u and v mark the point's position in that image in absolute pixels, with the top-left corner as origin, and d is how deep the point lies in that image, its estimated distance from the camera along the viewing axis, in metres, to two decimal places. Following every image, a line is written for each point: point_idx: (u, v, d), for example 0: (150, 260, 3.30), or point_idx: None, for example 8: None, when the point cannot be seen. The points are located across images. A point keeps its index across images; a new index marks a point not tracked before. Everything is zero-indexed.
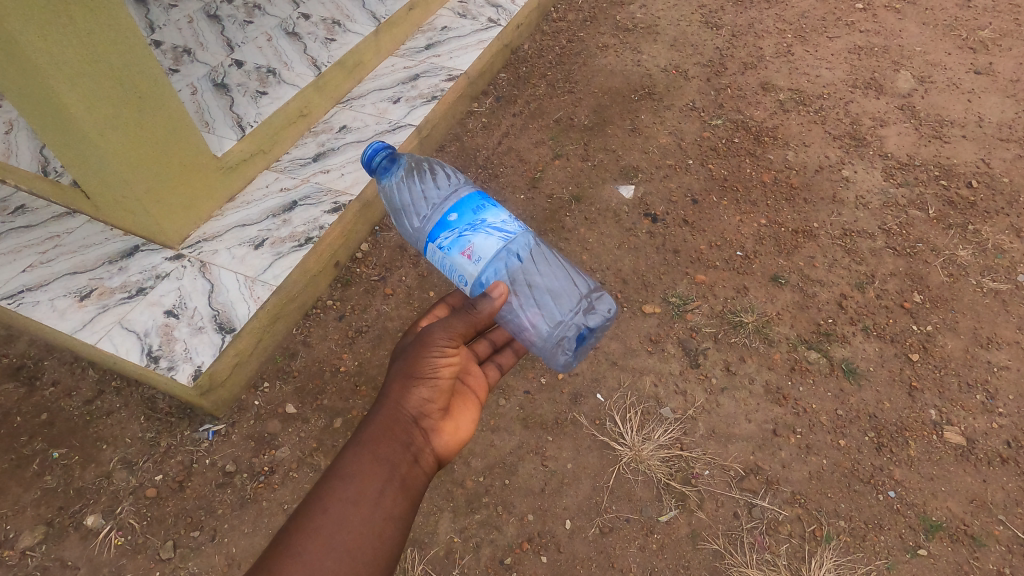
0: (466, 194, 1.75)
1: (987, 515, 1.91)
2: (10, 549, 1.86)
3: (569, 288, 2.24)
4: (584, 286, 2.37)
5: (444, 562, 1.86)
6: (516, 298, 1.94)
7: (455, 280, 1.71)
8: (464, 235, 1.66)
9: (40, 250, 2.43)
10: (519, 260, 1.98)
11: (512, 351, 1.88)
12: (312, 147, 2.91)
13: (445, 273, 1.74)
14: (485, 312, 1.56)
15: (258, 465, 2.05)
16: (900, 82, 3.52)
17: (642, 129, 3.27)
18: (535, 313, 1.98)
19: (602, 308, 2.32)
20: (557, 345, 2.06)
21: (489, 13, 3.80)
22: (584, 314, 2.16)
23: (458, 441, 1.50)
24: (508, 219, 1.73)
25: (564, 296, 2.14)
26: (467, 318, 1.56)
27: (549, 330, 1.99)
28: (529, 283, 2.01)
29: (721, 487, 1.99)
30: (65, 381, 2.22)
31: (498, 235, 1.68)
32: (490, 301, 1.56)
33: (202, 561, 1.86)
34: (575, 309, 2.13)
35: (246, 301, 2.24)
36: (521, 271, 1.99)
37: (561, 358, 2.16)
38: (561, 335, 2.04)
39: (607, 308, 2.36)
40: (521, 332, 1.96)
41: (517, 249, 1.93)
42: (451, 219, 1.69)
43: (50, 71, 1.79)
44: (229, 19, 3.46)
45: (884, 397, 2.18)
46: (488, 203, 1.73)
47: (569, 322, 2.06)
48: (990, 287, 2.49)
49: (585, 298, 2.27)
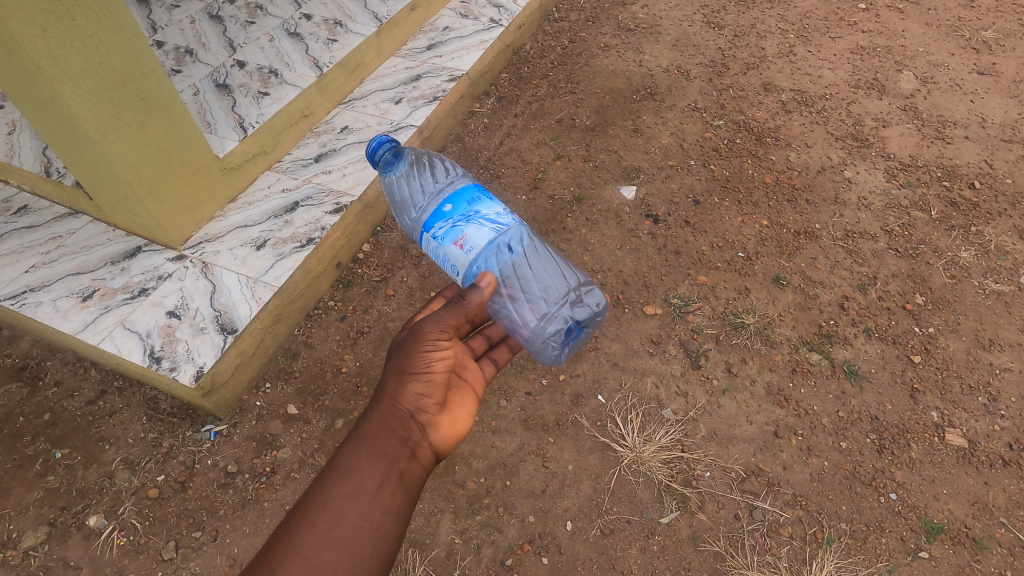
0: (461, 187, 1.76)
1: (989, 518, 1.90)
2: (13, 549, 1.87)
3: (559, 281, 2.13)
4: (574, 279, 2.25)
5: (446, 563, 1.86)
6: (505, 293, 1.93)
7: (449, 271, 1.73)
8: (457, 226, 1.67)
9: (43, 250, 2.44)
10: (511, 254, 1.92)
11: (507, 347, 1.91)
12: (313, 148, 2.91)
13: (440, 264, 1.75)
14: (477, 304, 1.54)
15: (260, 466, 2.05)
16: (903, 83, 3.52)
17: (644, 129, 3.27)
18: (525, 308, 1.96)
19: (590, 301, 2.08)
20: (544, 341, 1.98)
21: (491, 13, 3.80)
22: (572, 307, 2.03)
23: (456, 435, 1.51)
24: (502, 211, 1.74)
25: (553, 289, 2.06)
26: (458, 310, 1.53)
27: (537, 324, 1.95)
28: (519, 276, 1.96)
29: (722, 488, 1.99)
30: (69, 381, 2.23)
31: (491, 226, 1.69)
32: (479, 291, 1.54)
33: (204, 562, 1.86)
34: (562, 302, 2.03)
35: (248, 302, 2.25)
36: (514, 265, 1.96)
37: (550, 353, 2.04)
38: (547, 330, 1.96)
39: (600, 301, 2.10)
40: (513, 329, 1.95)
41: (512, 241, 1.91)
42: (446, 210, 1.69)
43: (51, 71, 1.79)
44: (232, 19, 3.47)
45: (886, 399, 2.17)
46: (483, 195, 1.74)
47: (556, 315, 1.98)
48: (993, 289, 2.48)
49: (574, 290, 2.13)
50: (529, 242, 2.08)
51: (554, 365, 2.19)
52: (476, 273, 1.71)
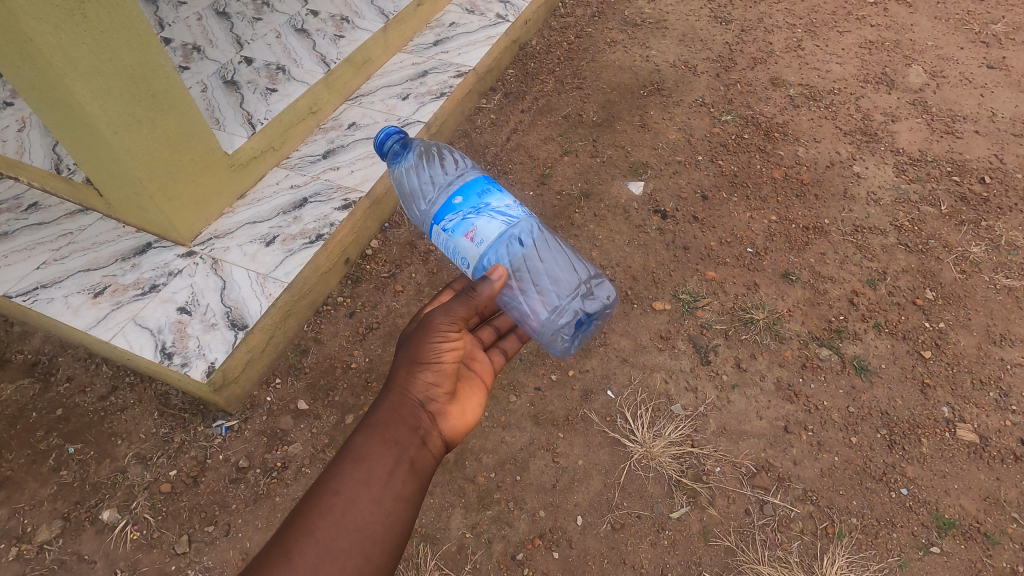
0: (472, 178, 1.75)
1: (1000, 513, 1.90)
2: (28, 543, 1.88)
3: (569, 275, 2.16)
4: (585, 273, 2.27)
5: (457, 558, 1.87)
6: (517, 285, 1.90)
7: (459, 263, 1.73)
8: (468, 218, 1.67)
9: (54, 247, 2.45)
10: (522, 246, 1.92)
11: (517, 336, 1.90)
12: (321, 143, 2.92)
13: (450, 257, 1.75)
14: (486, 295, 1.54)
15: (271, 461, 2.06)
16: (912, 77, 3.50)
17: (651, 125, 3.26)
18: (535, 300, 1.94)
19: (600, 294, 2.19)
20: (554, 332, 1.98)
21: (497, 9, 3.79)
22: (583, 300, 2.06)
23: (465, 425, 1.50)
24: (512, 204, 1.73)
25: (563, 282, 2.07)
26: (467, 301, 1.53)
27: (547, 317, 1.94)
28: (529, 269, 1.95)
29: (732, 483, 1.99)
30: (80, 377, 2.24)
31: (501, 219, 1.67)
32: (490, 284, 1.55)
33: (216, 556, 1.87)
34: (573, 294, 2.05)
35: (257, 298, 2.25)
36: (523, 258, 1.94)
37: (560, 345, 2.06)
38: (558, 322, 1.96)
39: (608, 294, 2.22)
40: (523, 319, 1.93)
41: (522, 234, 1.89)
42: (456, 202, 1.69)
43: (63, 68, 1.79)
44: (239, 15, 3.47)
45: (896, 394, 2.17)
46: (494, 187, 1.73)
47: (566, 308, 1.98)
48: (1004, 284, 2.47)
49: (585, 283, 2.18)
50: (540, 235, 2.07)
51: (563, 358, 2.20)
52: (487, 265, 1.70)
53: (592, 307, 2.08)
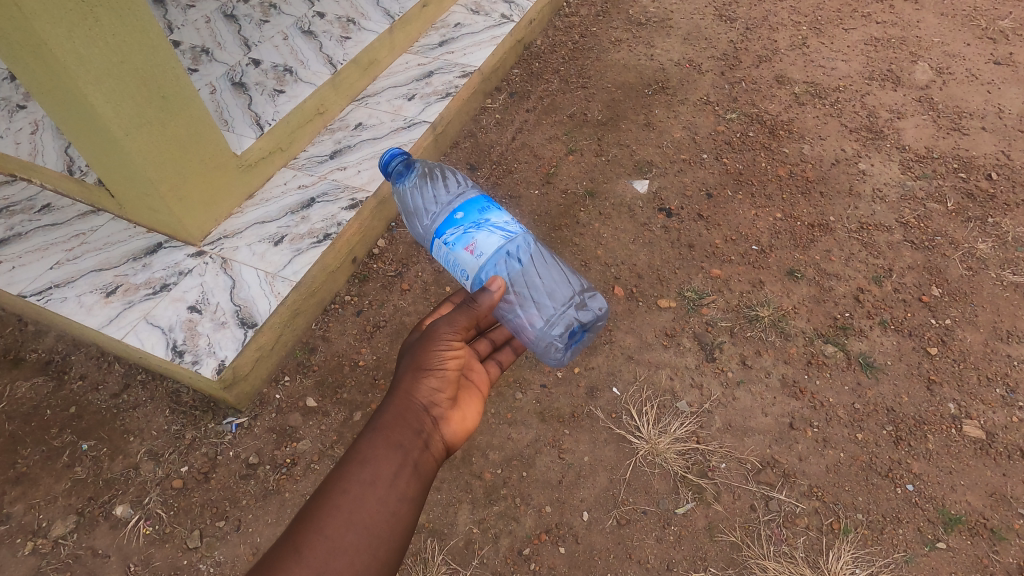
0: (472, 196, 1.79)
1: (1007, 508, 1.90)
2: (44, 538, 1.92)
3: (564, 285, 2.18)
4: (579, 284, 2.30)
5: (464, 553, 1.89)
6: (513, 298, 1.93)
7: (458, 275, 1.74)
8: (468, 232, 1.69)
9: (66, 247, 2.49)
10: (519, 261, 1.96)
11: (511, 347, 1.91)
12: (328, 144, 2.95)
13: (449, 270, 1.76)
14: (489, 305, 1.54)
15: (280, 457, 2.09)
16: (918, 74, 3.49)
17: (656, 123, 3.27)
18: (531, 312, 1.96)
19: (594, 305, 2.20)
20: (549, 343, 2.00)
21: (502, 9, 3.80)
22: (576, 310, 2.09)
23: (465, 430, 1.52)
24: (510, 220, 1.75)
25: (558, 293, 2.10)
26: (467, 312, 1.53)
27: (542, 327, 1.96)
28: (525, 284, 1.97)
29: (737, 479, 2.00)
30: (93, 375, 2.28)
31: (500, 234, 1.69)
32: (490, 294, 1.54)
33: (228, 550, 1.90)
34: (566, 305, 2.08)
35: (266, 297, 2.28)
36: (520, 274, 1.97)
37: (555, 354, 2.09)
38: (552, 333, 1.98)
39: (601, 305, 2.24)
40: (519, 331, 1.95)
41: (517, 251, 1.93)
42: (457, 217, 1.73)
43: (76, 70, 1.82)
44: (246, 18, 3.50)
45: (902, 390, 2.17)
46: (492, 205, 1.76)
47: (560, 319, 2.00)
48: (1011, 280, 2.46)
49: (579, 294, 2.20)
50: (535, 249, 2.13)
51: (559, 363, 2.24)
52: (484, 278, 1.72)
53: (586, 313, 2.12)
